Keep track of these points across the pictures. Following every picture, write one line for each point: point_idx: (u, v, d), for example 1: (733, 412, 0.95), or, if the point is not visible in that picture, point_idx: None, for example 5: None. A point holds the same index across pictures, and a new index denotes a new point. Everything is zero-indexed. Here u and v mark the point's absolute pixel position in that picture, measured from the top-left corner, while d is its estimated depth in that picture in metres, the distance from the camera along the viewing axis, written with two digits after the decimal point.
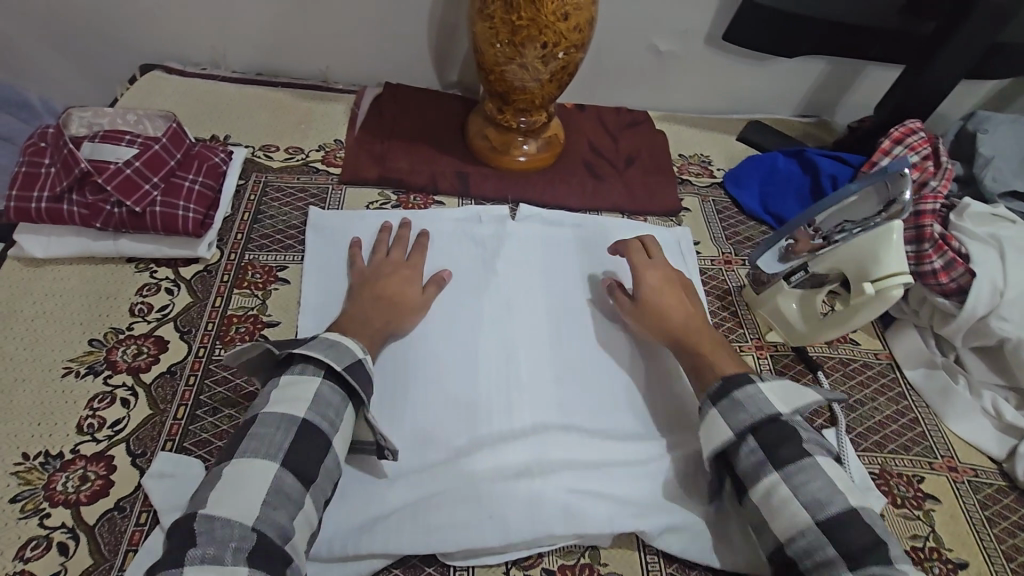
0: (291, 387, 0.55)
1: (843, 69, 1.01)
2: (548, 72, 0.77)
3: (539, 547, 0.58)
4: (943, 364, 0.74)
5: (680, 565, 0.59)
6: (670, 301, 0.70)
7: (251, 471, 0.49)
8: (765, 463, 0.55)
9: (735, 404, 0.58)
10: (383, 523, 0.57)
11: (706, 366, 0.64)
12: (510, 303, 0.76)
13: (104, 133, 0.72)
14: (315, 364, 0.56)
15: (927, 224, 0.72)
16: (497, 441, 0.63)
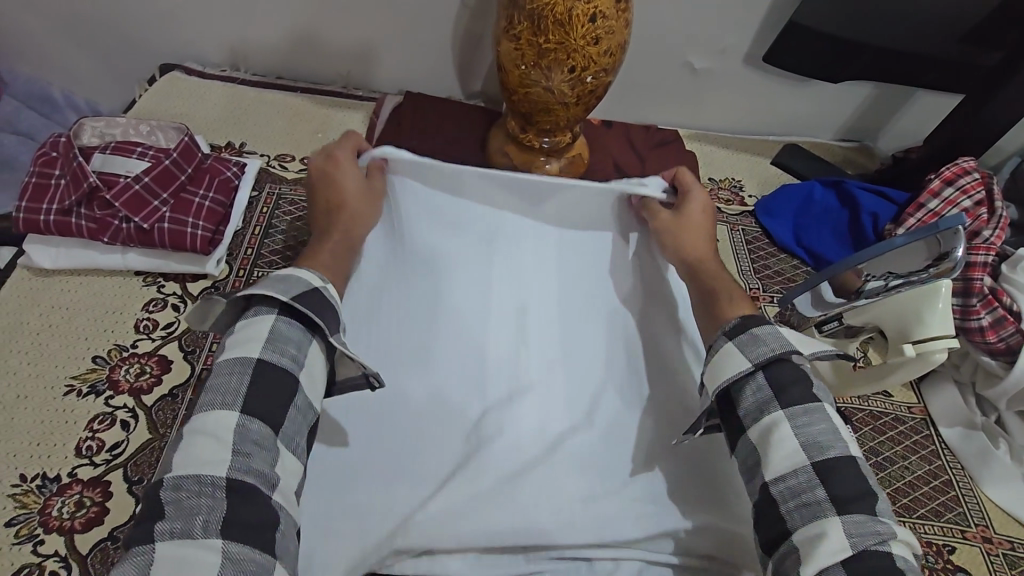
0: (244, 331, 0.46)
1: (891, 94, 0.95)
2: (577, 96, 0.73)
3: (546, 567, 0.55)
4: (982, 424, 0.70)
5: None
6: (690, 231, 0.66)
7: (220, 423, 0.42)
8: (770, 400, 0.48)
9: (755, 338, 0.52)
10: (382, 552, 0.53)
11: (723, 293, 0.61)
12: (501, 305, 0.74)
13: (115, 145, 0.71)
14: (268, 303, 0.48)
15: (977, 277, 0.66)
16: (495, 451, 0.61)
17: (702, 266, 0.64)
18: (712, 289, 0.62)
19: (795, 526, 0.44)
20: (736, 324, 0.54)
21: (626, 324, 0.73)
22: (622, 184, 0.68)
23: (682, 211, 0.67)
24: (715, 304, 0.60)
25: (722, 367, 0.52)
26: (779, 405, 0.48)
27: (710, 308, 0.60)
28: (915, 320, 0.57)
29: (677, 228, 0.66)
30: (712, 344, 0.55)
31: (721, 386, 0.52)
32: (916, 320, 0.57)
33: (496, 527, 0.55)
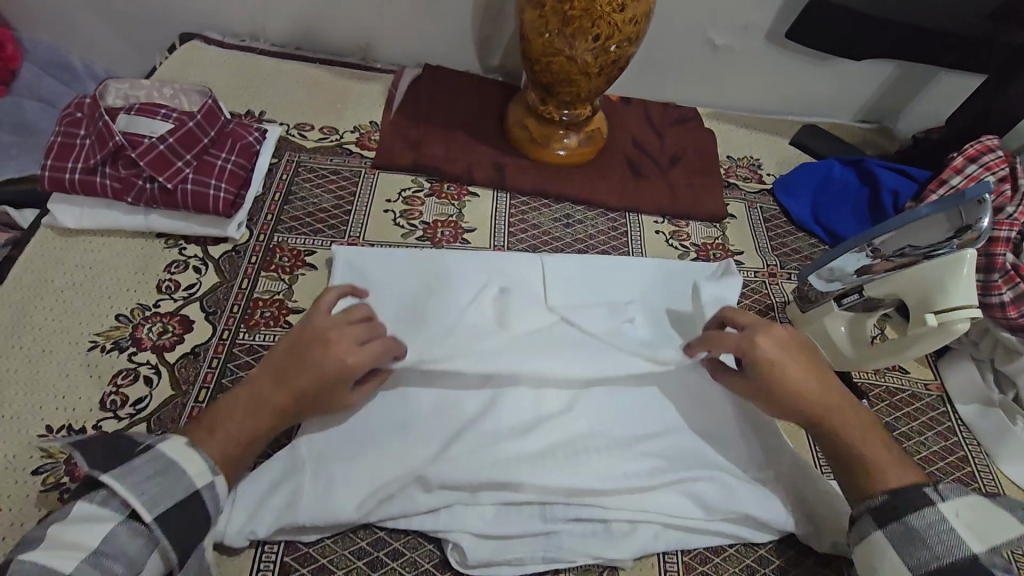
0: (91, 513, 0.46)
1: (912, 74, 0.94)
2: (599, 66, 0.73)
3: (559, 526, 0.57)
4: (1000, 402, 0.69)
5: (698, 556, 0.59)
6: (789, 365, 0.58)
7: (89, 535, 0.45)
8: None
9: (910, 539, 0.51)
10: (395, 499, 0.56)
11: (868, 468, 0.56)
12: (493, 275, 0.72)
13: (140, 106, 0.71)
14: (119, 499, 0.47)
15: (999, 252, 0.66)
16: (504, 413, 0.62)
17: (828, 418, 0.58)
18: (855, 463, 0.56)
19: None
20: (880, 504, 0.53)
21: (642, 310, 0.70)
22: (637, 355, 0.63)
23: (761, 387, 0.59)
24: (862, 466, 0.56)
25: (868, 564, 0.52)
26: None
27: (853, 483, 0.56)
28: (937, 287, 0.58)
29: (767, 395, 0.58)
30: (855, 523, 0.54)
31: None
32: (938, 286, 0.58)
33: (507, 483, 0.57)
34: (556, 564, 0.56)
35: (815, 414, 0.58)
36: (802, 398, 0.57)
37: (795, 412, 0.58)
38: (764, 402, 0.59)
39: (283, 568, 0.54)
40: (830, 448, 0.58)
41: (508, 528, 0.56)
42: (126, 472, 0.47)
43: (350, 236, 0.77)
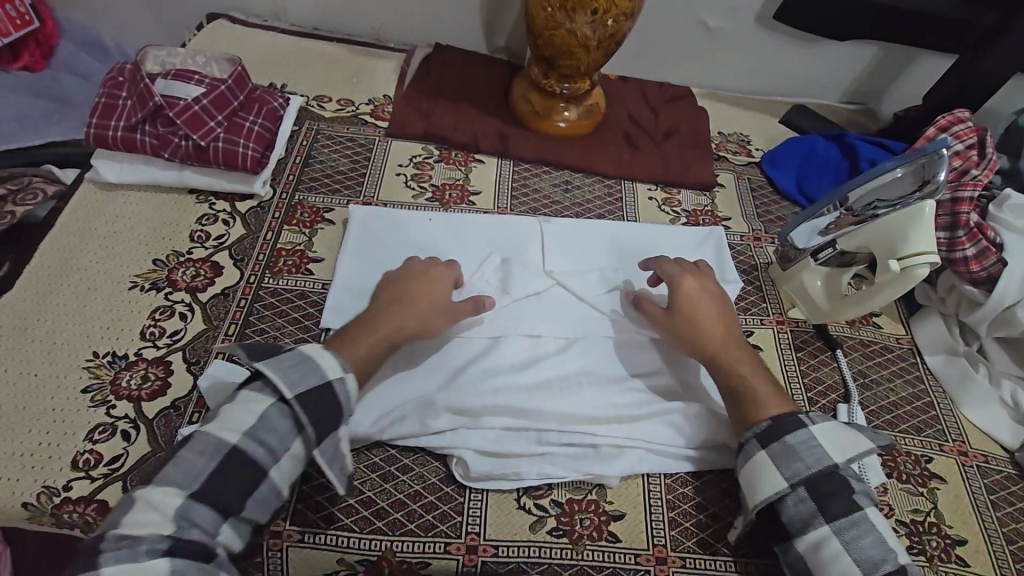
0: (248, 403, 0.54)
1: (894, 56, 1.00)
2: (597, 40, 0.79)
3: (553, 448, 0.62)
4: (965, 352, 0.75)
5: (679, 478, 0.65)
6: (705, 313, 0.67)
7: (245, 412, 0.53)
8: (815, 514, 0.54)
9: (788, 452, 0.57)
10: (408, 419, 0.62)
11: (750, 396, 0.62)
12: (493, 242, 0.78)
13: (176, 72, 0.78)
14: (272, 389, 0.54)
15: (964, 211, 0.72)
16: (506, 351, 0.68)
17: (725, 360, 0.64)
18: (740, 391, 0.62)
19: None
20: (765, 429, 0.58)
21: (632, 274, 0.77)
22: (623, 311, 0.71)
23: (677, 312, 0.67)
24: (744, 399, 0.62)
25: (755, 482, 0.57)
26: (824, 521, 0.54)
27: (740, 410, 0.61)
28: (898, 233, 0.64)
29: (681, 326, 0.66)
30: (744, 447, 0.59)
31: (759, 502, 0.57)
32: (899, 233, 0.64)
33: (505, 409, 0.63)
34: (552, 480, 0.62)
35: (713, 355, 0.65)
36: (704, 333, 0.65)
37: (694, 346, 0.65)
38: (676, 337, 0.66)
39: (305, 478, 0.60)
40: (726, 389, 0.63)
41: (508, 447, 0.62)
42: (272, 363, 0.55)
43: (366, 196, 0.83)
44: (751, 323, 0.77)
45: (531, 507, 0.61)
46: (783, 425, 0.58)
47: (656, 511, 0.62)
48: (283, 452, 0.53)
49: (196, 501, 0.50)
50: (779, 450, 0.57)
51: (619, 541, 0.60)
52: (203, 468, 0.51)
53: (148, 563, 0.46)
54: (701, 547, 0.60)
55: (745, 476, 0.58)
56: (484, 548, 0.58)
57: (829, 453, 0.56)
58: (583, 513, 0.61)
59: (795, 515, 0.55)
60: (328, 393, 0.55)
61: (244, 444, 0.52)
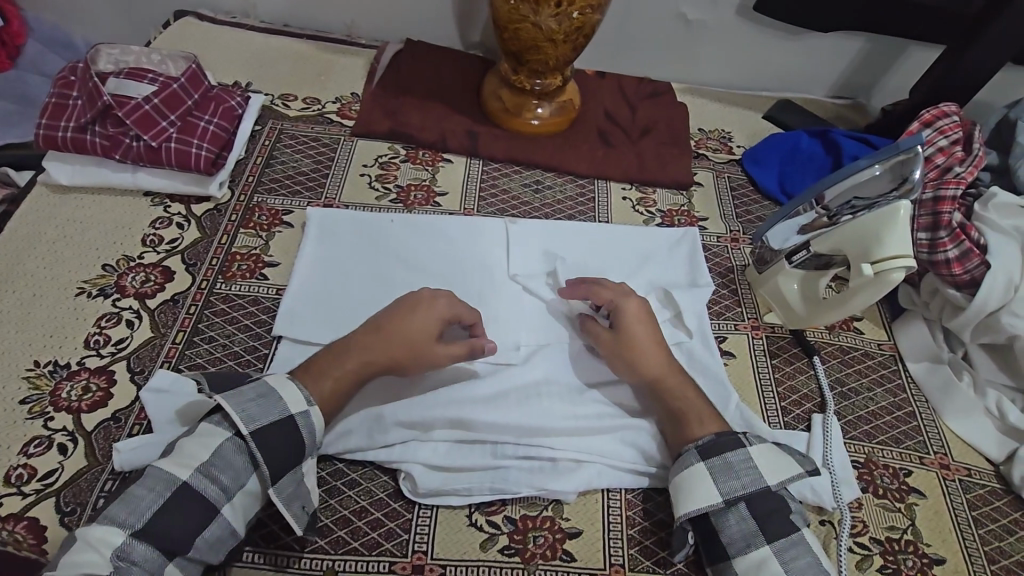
0: (201, 440, 0.51)
1: (883, 48, 0.96)
2: (563, 32, 0.77)
3: (506, 462, 0.60)
4: (948, 359, 0.71)
5: (640, 493, 0.62)
6: (638, 331, 0.64)
7: (199, 446, 0.50)
8: (756, 533, 0.52)
9: (727, 466, 0.55)
10: (357, 433, 0.60)
11: (689, 414, 0.60)
12: (458, 245, 0.75)
13: (129, 70, 0.76)
14: (229, 422, 0.52)
15: (946, 211, 0.68)
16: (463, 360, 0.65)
17: (665, 376, 0.62)
18: (680, 409, 0.60)
19: None
20: (707, 443, 0.57)
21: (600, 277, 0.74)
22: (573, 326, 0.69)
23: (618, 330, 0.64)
24: (682, 419, 0.60)
25: (688, 493, 0.55)
26: (764, 540, 0.52)
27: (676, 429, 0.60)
28: (872, 237, 0.61)
29: (621, 347, 0.63)
30: (681, 457, 0.57)
31: (691, 515, 0.54)
32: (872, 237, 0.61)
33: (457, 421, 0.60)
34: (505, 496, 0.59)
35: (653, 375, 0.62)
36: (642, 355, 0.63)
37: (634, 369, 0.63)
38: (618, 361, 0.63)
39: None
40: (664, 411, 0.61)
41: (460, 461, 0.59)
42: (232, 394, 0.53)
43: (327, 197, 0.80)
44: (724, 329, 0.74)
45: (482, 524, 0.58)
46: (728, 439, 0.56)
47: (615, 528, 0.59)
48: (237, 492, 0.51)
49: (140, 541, 0.46)
50: (717, 466, 0.55)
51: (575, 561, 0.57)
52: (148, 508, 0.48)
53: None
54: (661, 567, 0.57)
55: (679, 489, 0.55)
56: (431, 568, 0.55)
57: (765, 472, 0.54)
58: (537, 530, 0.58)
59: (734, 534, 0.53)
60: (287, 427, 0.53)
61: (194, 480, 0.49)
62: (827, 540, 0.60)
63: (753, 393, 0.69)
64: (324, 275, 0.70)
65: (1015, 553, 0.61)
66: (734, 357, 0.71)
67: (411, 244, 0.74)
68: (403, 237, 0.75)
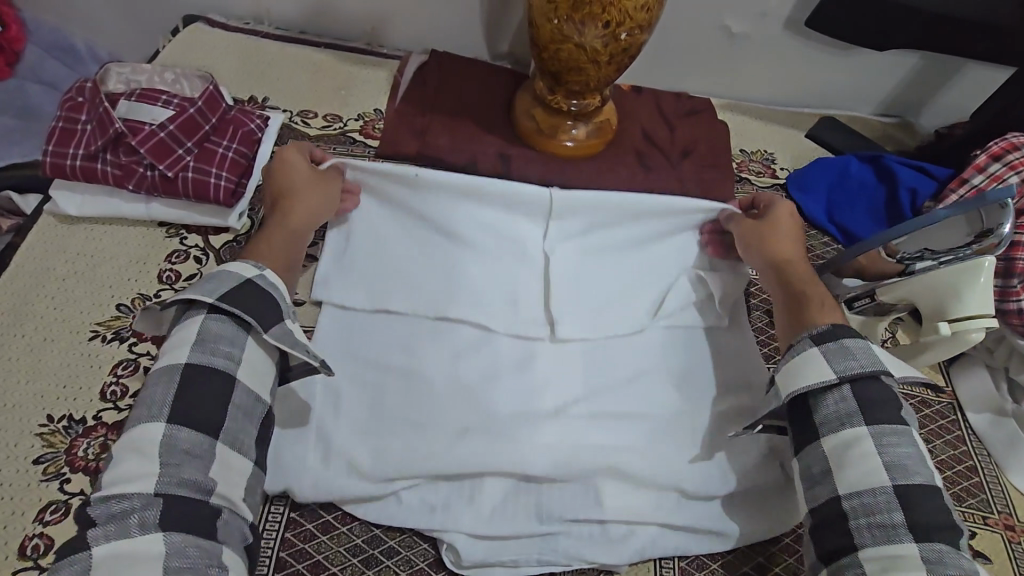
0: (178, 334, 0.51)
1: (937, 67, 0.90)
2: (608, 54, 0.71)
3: (555, 526, 0.56)
4: (1013, 411, 0.68)
5: (695, 560, 0.58)
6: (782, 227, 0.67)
7: (183, 334, 0.51)
8: (854, 413, 0.51)
9: (844, 350, 0.54)
10: (379, 476, 0.56)
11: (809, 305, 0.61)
12: (499, 274, 0.67)
13: (141, 92, 0.69)
14: (198, 305, 0.52)
15: (1021, 257, 0.63)
16: (506, 412, 0.61)
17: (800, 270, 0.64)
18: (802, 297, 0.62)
19: (863, 543, 0.47)
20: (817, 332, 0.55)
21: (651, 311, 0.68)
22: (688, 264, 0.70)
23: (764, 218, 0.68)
24: (803, 306, 0.61)
25: (800, 370, 0.54)
26: (863, 420, 0.51)
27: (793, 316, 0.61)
28: (955, 293, 0.56)
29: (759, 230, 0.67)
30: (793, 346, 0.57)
31: (798, 391, 0.54)
32: (956, 293, 0.56)
33: (506, 475, 0.58)
34: (552, 564, 0.56)
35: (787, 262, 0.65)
36: (782, 242, 0.66)
37: (767, 251, 0.66)
38: (752, 246, 0.66)
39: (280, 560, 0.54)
40: (786, 299, 0.63)
41: (504, 528, 0.56)
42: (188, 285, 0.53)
43: None
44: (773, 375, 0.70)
45: None
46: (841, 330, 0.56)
47: None
48: (240, 356, 0.51)
49: (179, 427, 0.47)
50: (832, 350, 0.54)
51: None
52: (166, 397, 0.48)
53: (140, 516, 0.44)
54: None
55: (785, 371, 0.55)
56: None
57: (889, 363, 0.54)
58: None
59: (830, 413, 0.52)
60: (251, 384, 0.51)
61: (197, 360, 0.50)
62: None
63: None
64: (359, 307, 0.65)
65: None
66: None
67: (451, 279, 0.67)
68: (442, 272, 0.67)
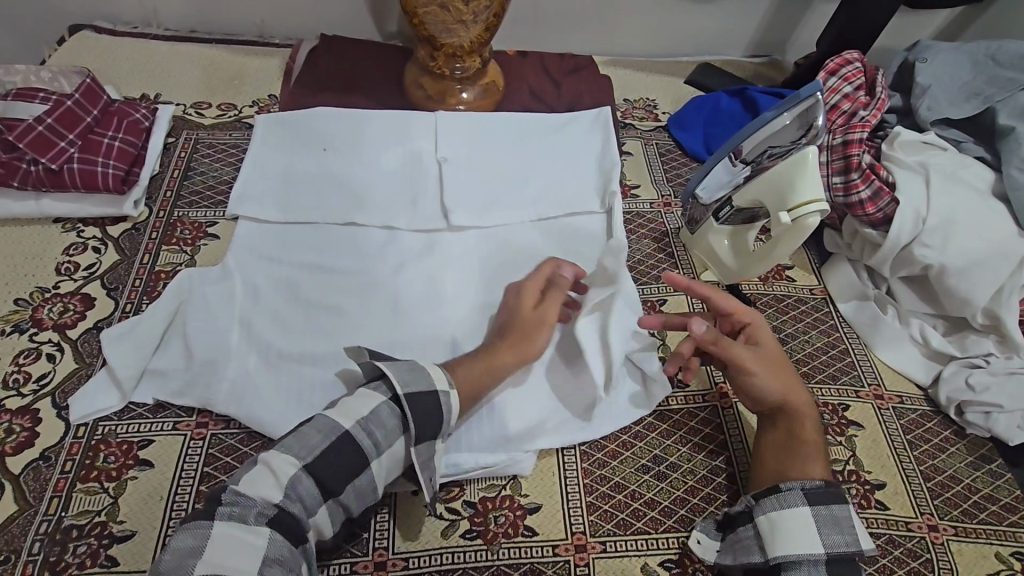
0: (359, 404, 0.54)
1: (789, 5, 0.99)
2: (472, 11, 0.80)
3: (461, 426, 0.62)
4: (874, 295, 0.75)
5: (594, 442, 0.64)
6: (778, 354, 0.64)
7: (364, 405, 0.54)
8: None
9: (833, 519, 0.54)
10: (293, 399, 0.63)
11: (794, 457, 0.58)
12: (403, 222, 0.77)
13: (16, 92, 0.72)
14: (387, 386, 0.56)
15: (854, 154, 0.72)
16: (419, 338, 0.68)
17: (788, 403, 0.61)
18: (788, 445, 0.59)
19: None
20: (817, 488, 0.55)
21: (540, 237, 0.78)
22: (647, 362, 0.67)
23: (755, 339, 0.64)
24: (786, 461, 0.58)
25: (793, 533, 0.53)
26: None
27: (778, 462, 0.58)
28: (790, 186, 0.62)
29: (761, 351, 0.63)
30: (784, 491, 0.55)
31: (782, 553, 0.52)
32: (790, 185, 0.62)
33: None
34: (459, 468, 0.60)
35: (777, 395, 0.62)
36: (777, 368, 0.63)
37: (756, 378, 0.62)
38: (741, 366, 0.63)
39: None
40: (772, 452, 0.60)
41: None
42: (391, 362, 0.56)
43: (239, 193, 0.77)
44: (663, 291, 0.76)
45: (441, 512, 0.59)
46: (830, 492, 0.55)
47: (572, 496, 0.61)
48: (386, 451, 0.53)
49: (307, 474, 0.50)
50: (825, 516, 0.54)
51: (536, 535, 0.58)
52: (318, 444, 0.51)
53: (255, 527, 0.48)
54: (621, 529, 0.59)
55: (775, 528, 0.53)
56: (394, 562, 0.55)
57: (861, 539, 0.54)
58: (498, 511, 0.59)
59: None
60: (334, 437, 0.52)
61: (357, 434, 0.52)
62: None
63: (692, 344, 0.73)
64: (277, 267, 0.71)
65: (947, 468, 0.65)
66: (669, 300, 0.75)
67: (370, 234, 0.76)
68: (365, 231, 0.76)
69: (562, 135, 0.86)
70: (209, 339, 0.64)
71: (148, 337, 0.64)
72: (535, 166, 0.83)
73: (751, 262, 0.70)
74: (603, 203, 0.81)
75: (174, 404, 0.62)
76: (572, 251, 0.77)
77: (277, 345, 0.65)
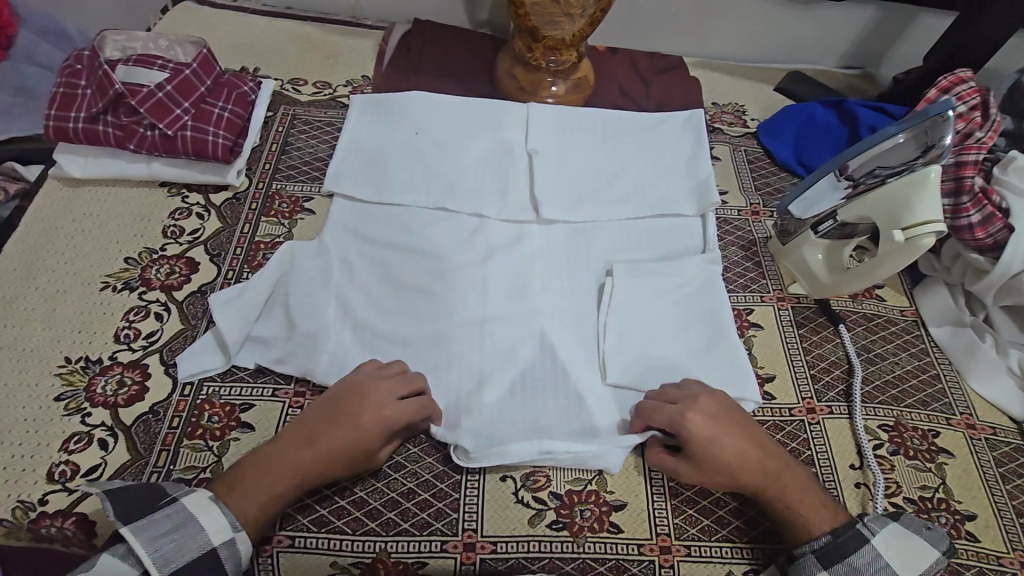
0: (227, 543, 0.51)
1: (893, 17, 0.96)
2: (579, 6, 0.80)
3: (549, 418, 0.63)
4: (971, 322, 0.73)
5: None
6: (725, 448, 0.57)
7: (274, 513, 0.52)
8: None
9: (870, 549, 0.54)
10: None
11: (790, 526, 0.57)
12: (491, 207, 0.78)
13: (137, 57, 0.74)
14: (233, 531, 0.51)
15: (967, 176, 0.70)
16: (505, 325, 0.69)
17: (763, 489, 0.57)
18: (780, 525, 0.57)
19: None
20: (826, 545, 0.54)
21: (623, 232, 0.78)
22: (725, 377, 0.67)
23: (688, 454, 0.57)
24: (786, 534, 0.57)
25: None
26: None
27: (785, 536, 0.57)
28: (901, 206, 0.62)
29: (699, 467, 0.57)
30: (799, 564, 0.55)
31: None
32: (901, 206, 0.62)
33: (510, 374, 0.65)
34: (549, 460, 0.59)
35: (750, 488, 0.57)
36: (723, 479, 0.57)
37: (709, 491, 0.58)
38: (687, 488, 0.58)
39: (371, 513, 0.57)
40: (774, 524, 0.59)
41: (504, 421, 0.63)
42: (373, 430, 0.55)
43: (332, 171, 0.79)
44: (751, 301, 0.75)
45: (529, 500, 0.59)
46: (849, 541, 0.55)
47: (658, 497, 0.61)
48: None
49: None
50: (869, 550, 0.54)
51: (621, 532, 0.58)
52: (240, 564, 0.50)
53: None
54: (706, 534, 0.59)
55: None
56: (482, 545, 0.56)
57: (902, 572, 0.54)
58: (583, 504, 0.59)
59: None
60: None
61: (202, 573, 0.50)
62: (865, 503, 0.62)
63: (780, 359, 0.71)
64: (370, 244, 0.73)
65: None
66: (762, 329, 0.73)
67: (459, 218, 0.77)
68: (455, 215, 0.77)
69: (652, 137, 0.85)
70: (308, 311, 0.66)
71: (252, 303, 0.65)
72: (623, 164, 0.83)
73: (843, 282, 0.70)
74: (699, 207, 0.79)
75: (274, 371, 0.64)
76: (660, 251, 0.77)
77: (372, 322, 0.67)
